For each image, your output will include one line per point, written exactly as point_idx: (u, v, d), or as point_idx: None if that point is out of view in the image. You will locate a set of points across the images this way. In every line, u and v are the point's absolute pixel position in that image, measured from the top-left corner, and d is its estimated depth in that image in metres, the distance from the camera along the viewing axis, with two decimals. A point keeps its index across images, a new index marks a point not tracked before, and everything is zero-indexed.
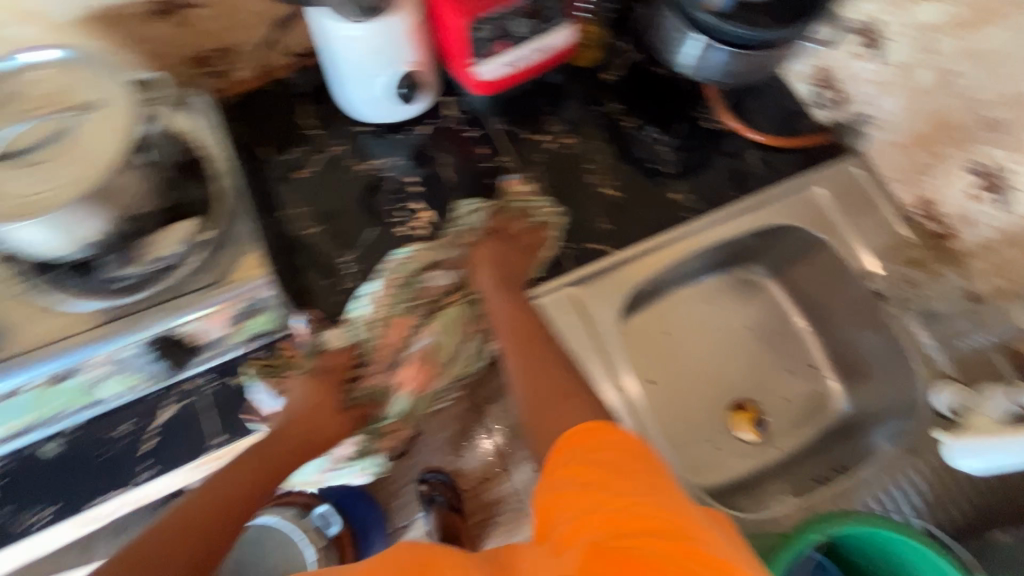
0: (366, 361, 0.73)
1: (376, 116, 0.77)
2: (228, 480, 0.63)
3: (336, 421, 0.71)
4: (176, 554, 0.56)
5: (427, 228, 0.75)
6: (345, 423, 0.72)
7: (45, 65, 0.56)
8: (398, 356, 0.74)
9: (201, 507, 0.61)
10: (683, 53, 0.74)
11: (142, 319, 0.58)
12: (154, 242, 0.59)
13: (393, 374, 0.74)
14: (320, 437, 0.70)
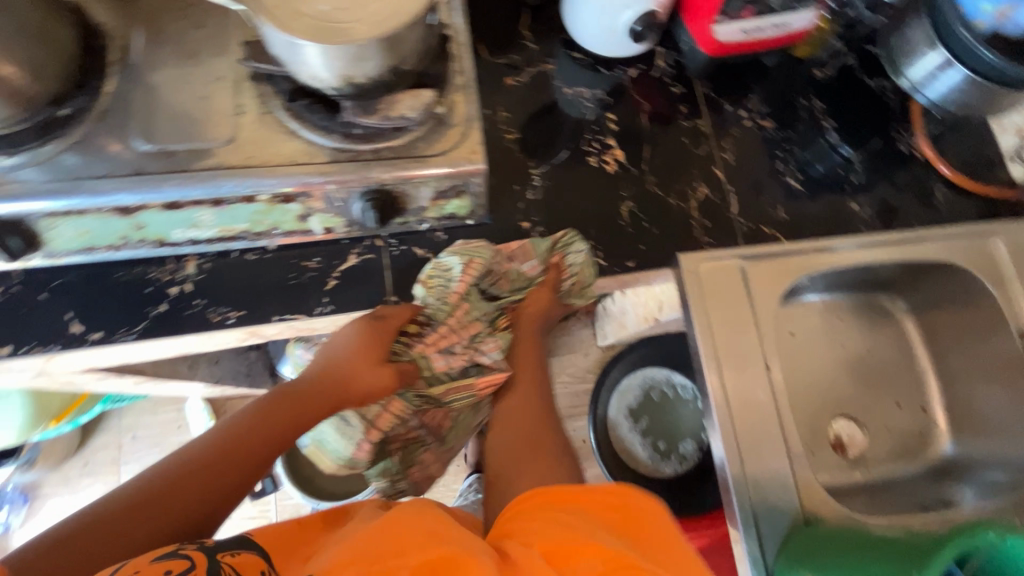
0: (426, 330, 0.71)
1: (597, 47, 0.79)
2: (243, 432, 0.61)
3: (374, 376, 0.68)
4: (194, 486, 0.55)
5: (616, 166, 0.76)
6: (401, 380, 0.70)
7: None
8: (458, 348, 0.73)
9: (207, 450, 0.58)
10: (917, 66, 0.74)
11: (368, 171, 0.62)
12: (396, 102, 0.63)
13: (441, 362, 0.73)
14: (356, 391, 0.68)
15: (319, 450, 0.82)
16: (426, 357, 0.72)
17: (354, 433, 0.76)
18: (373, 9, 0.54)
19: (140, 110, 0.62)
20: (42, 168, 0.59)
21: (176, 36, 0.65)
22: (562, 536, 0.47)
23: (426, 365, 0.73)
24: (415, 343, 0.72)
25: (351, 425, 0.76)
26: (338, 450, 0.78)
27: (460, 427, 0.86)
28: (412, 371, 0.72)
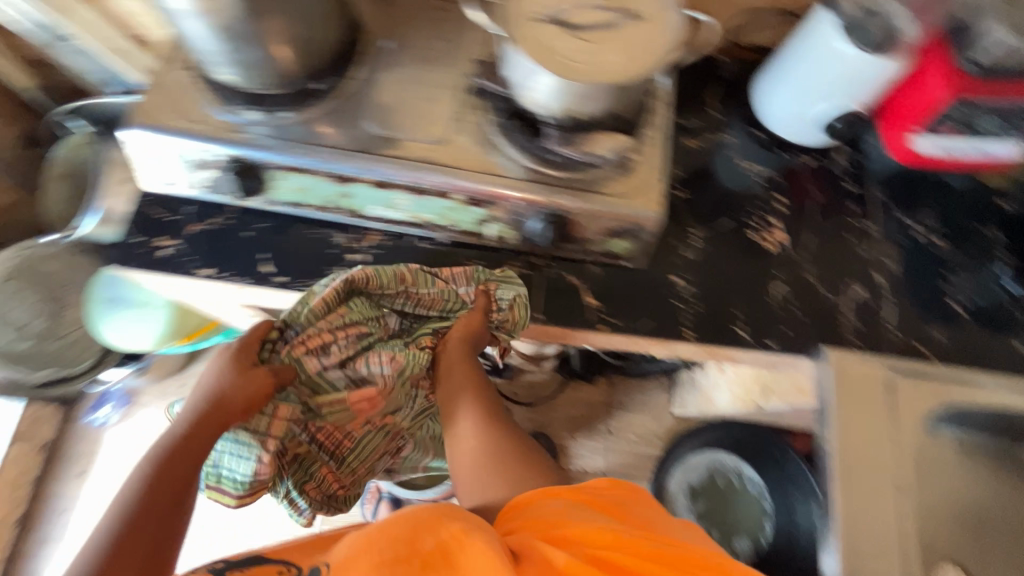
0: (288, 333, 0.70)
1: (784, 130, 0.81)
2: (170, 457, 0.62)
3: (243, 380, 0.65)
4: (135, 549, 0.56)
5: (776, 247, 0.77)
6: (279, 379, 0.68)
7: None
8: (333, 348, 0.69)
9: (148, 480, 0.60)
10: None
11: (553, 196, 0.67)
12: (594, 141, 0.67)
13: (324, 361, 0.69)
14: (236, 402, 0.64)
15: (216, 491, 0.69)
16: (302, 360, 0.69)
17: (252, 454, 0.67)
18: (611, 59, 0.59)
19: (375, 96, 0.70)
20: (277, 125, 0.68)
21: (418, 40, 0.73)
22: (560, 522, 0.58)
23: (304, 367, 0.70)
24: (283, 347, 0.70)
25: (247, 449, 0.67)
26: (236, 474, 0.67)
27: (360, 454, 0.82)
28: (291, 372, 0.69)
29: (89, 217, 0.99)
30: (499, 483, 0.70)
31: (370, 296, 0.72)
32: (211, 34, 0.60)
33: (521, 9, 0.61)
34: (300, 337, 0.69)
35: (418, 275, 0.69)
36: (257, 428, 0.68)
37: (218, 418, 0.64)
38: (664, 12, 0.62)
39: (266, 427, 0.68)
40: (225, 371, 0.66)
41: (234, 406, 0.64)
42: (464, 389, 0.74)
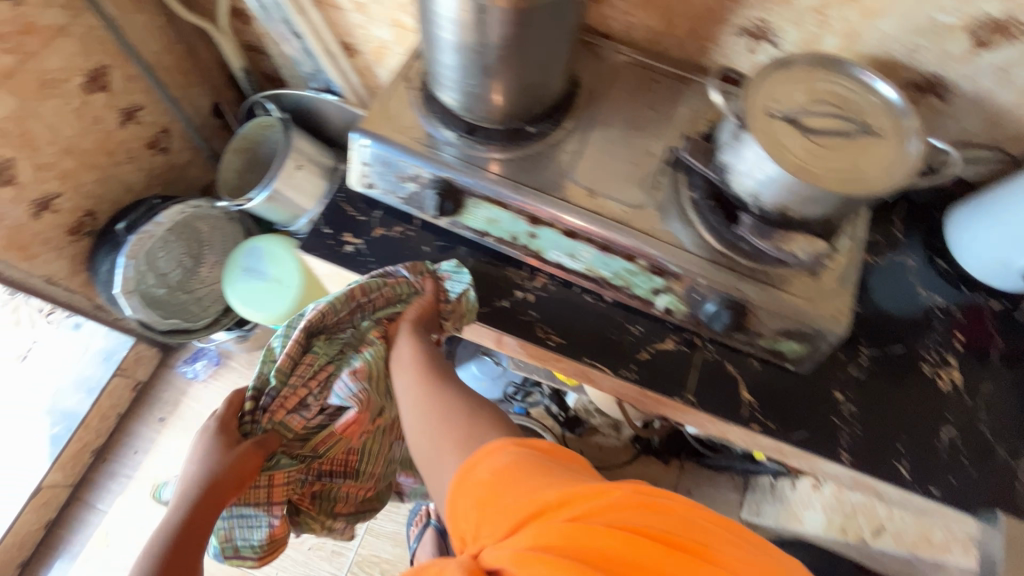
0: (262, 401, 0.69)
1: (974, 266, 0.77)
2: (173, 541, 0.61)
3: (231, 456, 0.65)
4: None
5: (950, 386, 0.72)
6: (267, 447, 0.69)
7: (878, 93, 0.64)
8: (311, 400, 0.70)
9: (153, 566, 0.59)
10: None
11: (738, 284, 0.67)
12: (788, 238, 0.65)
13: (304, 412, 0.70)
14: (227, 481, 0.64)
15: (236, 558, 0.73)
16: (284, 421, 0.70)
17: (262, 522, 0.71)
18: (842, 171, 0.59)
19: (577, 151, 0.73)
20: (475, 154, 0.71)
21: (624, 107, 0.77)
22: (506, 496, 0.48)
23: (286, 427, 0.71)
24: (263, 415, 0.69)
25: (255, 518, 0.71)
26: (252, 540, 0.71)
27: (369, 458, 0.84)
28: (274, 438, 0.70)
29: (263, 192, 1.07)
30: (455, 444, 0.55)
31: (332, 334, 0.71)
32: (460, 68, 0.65)
33: (756, 103, 0.62)
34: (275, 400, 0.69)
35: (366, 284, 0.69)
36: (257, 499, 0.71)
37: (212, 497, 0.63)
38: (901, 137, 0.61)
39: (268, 495, 0.71)
40: (206, 454, 0.65)
41: (230, 482, 0.64)
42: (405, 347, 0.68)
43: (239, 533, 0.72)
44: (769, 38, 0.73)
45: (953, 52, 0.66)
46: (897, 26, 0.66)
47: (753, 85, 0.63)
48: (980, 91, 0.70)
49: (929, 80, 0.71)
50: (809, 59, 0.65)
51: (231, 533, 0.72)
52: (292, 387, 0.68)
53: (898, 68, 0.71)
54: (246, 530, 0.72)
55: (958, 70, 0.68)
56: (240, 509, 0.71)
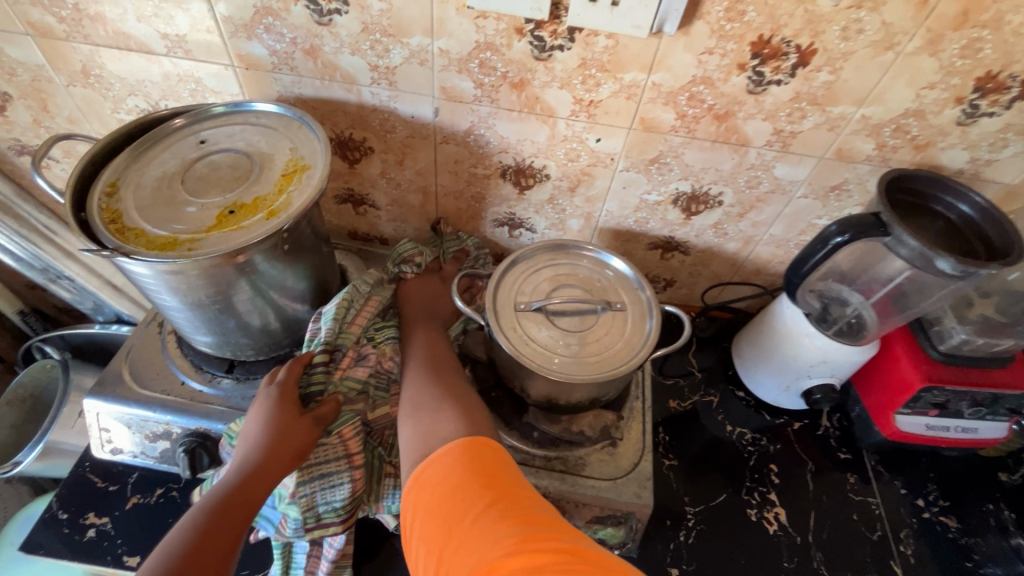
0: (337, 356, 0.61)
1: (768, 395, 0.80)
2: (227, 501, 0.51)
3: (293, 427, 0.55)
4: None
5: (778, 528, 0.71)
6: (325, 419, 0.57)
7: (611, 267, 0.69)
8: (371, 348, 0.63)
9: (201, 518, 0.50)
10: None
11: (536, 479, 0.63)
12: (578, 416, 0.66)
13: (363, 369, 0.61)
14: (288, 448, 0.54)
15: (319, 531, 0.58)
16: (348, 377, 0.61)
17: (343, 480, 0.58)
18: (592, 355, 0.61)
19: None
20: (227, 397, 0.65)
21: None
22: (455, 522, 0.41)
23: (353, 385, 0.61)
24: (335, 368, 0.61)
25: (335, 477, 0.57)
26: (336, 502, 0.58)
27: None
28: (338, 404, 0.59)
29: (33, 451, 0.91)
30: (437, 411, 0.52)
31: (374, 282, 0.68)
32: (191, 321, 0.60)
33: (505, 299, 0.64)
34: (341, 352, 0.61)
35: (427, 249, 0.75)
36: (333, 457, 0.57)
37: (245, 481, 0.52)
38: (641, 307, 0.65)
39: (345, 453, 0.58)
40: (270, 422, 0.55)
41: (272, 467, 0.53)
42: (422, 344, 0.63)
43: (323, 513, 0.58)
44: (523, 225, 0.79)
45: (672, 219, 0.75)
46: (619, 206, 0.74)
47: (498, 283, 0.65)
48: (708, 244, 0.78)
49: (665, 239, 0.78)
50: (548, 246, 0.69)
51: (318, 513, 0.58)
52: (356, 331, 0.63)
53: (637, 234, 0.78)
54: (323, 518, 0.58)
55: (682, 231, 0.76)
56: (318, 471, 0.57)
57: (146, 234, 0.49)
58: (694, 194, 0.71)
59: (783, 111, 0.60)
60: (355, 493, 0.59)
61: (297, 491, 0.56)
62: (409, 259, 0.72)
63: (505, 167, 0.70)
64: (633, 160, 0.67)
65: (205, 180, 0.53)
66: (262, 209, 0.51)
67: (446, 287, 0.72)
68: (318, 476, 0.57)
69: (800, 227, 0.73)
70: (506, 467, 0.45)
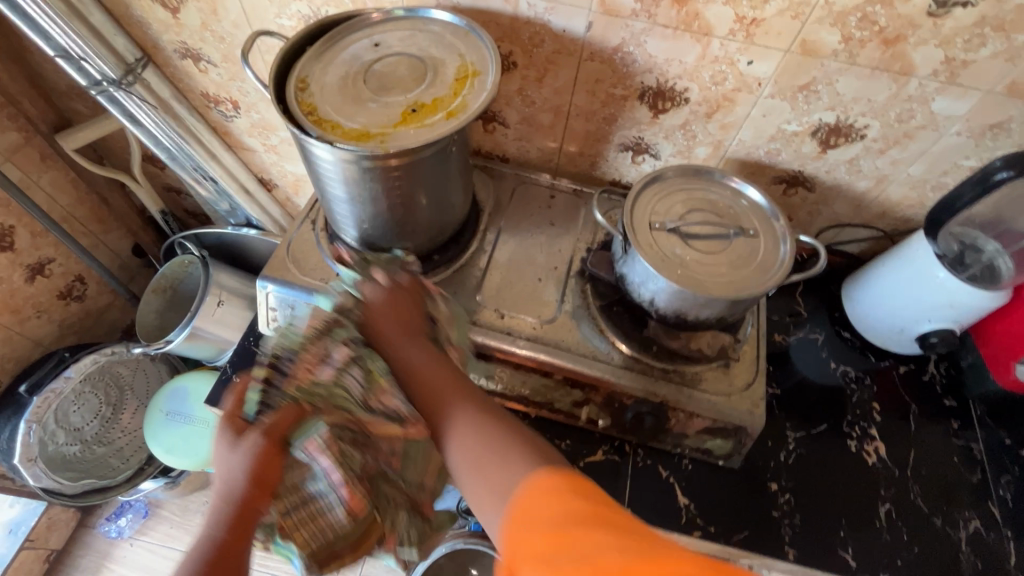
0: (282, 369, 0.53)
1: (876, 337, 0.81)
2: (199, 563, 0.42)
3: (243, 454, 0.46)
4: None
5: (878, 460, 0.73)
6: (283, 429, 0.49)
7: (746, 197, 0.69)
8: (328, 353, 0.55)
9: None
10: None
11: (655, 388, 0.67)
12: (697, 335, 0.69)
13: (327, 372, 0.54)
14: (246, 490, 0.45)
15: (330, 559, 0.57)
16: (309, 387, 0.53)
17: (333, 502, 0.54)
18: (723, 274, 0.63)
19: (485, 270, 0.76)
20: None
21: (522, 223, 0.80)
22: (557, 556, 0.38)
23: (317, 392, 0.53)
24: (282, 383, 0.53)
25: (320, 500, 0.54)
26: (336, 526, 0.55)
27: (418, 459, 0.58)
28: (297, 411, 0.51)
29: (183, 332, 1.03)
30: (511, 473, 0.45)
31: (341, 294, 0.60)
32: (354, 216, 0.66)
33: (640, 218, 0.67)
34: (290, 364, 0.54)
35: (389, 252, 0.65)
36: (309, 482, 0.53)
37: (217, 545, 0.43)
38: (774, 236, 0.66)
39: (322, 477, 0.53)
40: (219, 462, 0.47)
41: (242, 510, 0.45)
42: (426, 368, 0.55)
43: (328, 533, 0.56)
44: (647, 151, 0.80)
45: (806, 152, 0.74)
46: (753, 135, 0.73)
47: (634, 202, 0.67)
48: (836, 181, 0.77)
49: (792, 174, 0.78)
50: (682, 170, 0.70)
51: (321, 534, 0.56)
52: (308, 349, 0.55)
53: (766, 166, 0.78)
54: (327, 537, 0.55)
55: (812, 166, 0.76)
56: (300, 501, 0.53)
57: (340, 126, 0.54)
58: (836, 126, 0.70)
59: (962, 37, 0.57)
60: (356, 513, 0.56)
61: (287, 524, 0.53)
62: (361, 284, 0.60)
63: (645, 88, 0.71)
64: (782, 86, 0.66)
65: (384, 80, 0.57)
66: (441, 109, 0.55)
67: (416, 295, 0.60)
68: (301, 503, 0.53)
69: (943, 168, 0.71)
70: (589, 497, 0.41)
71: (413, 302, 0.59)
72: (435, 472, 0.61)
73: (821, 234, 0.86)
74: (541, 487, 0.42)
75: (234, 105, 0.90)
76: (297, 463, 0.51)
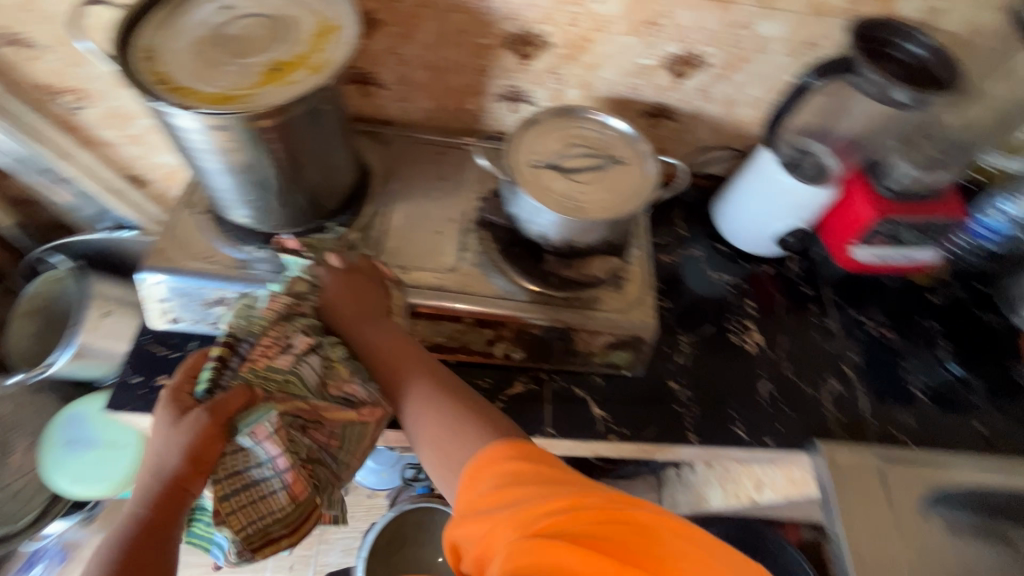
0: (240, 351, 0.58)
1: (744, 243, 0.92)
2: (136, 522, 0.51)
3: (181, 433, 0.52)
4: None
5: (755, 347, 0.85)
6: (228, 410, 0.53)
7: (613, 128, 0.75)
8: (286, 337, 0.59)
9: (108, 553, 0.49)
10: None
11: (559, 315, 0.73)
12: (589, 262, 0.75)
13: (284, 359, 0.58)
14: (181, 467, 0.51)
15: (268, 548, 0.56)
16: (263, 371, 0.57)
17: (274, 486, 0.55)
18: (602, 200, 0.69)
19: (383, 230, 0.77)
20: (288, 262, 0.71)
21: (414, 182, 0.82)
22: (500, 505, 0.50)
23: (272, 376, 0.57)
24: (239, 365, 0.57)
25: (265, 485, 0.55)
26: (275, 512, 0.56)
27: (354, 438, 0.61)
28: (248, 394, 0.55)
29: (65, 353, 0.96)
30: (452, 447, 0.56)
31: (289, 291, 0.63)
32: (236, 189, 0.64)
33: (522, 159, 0.71)
34: (247, 346, 0.58)
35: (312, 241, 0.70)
36: (248, 466, 0.54)
37: (154, 511, 0.51)
38: (642, 161, 0.73)
39: (266, 463, 0.55)
40: (160, 437, 0.53)
41: (175, 483, 0.51)
42: (394, 360, 0.61)
43: (271, 518, 0.56)
44: (524, 99, 0.84)
45: (663, 83, 0.81)
46: (615, 72, 0.79)
47: (514, 145, 0.71)
48: (693, 109, 0.86)
49: (655, 106, 0.85)
50: (555, 111, 0.75)
51: (259, 518, 0.55)
52: (264, 331, 0.59)
53: (631, 101, 0.84)
54: (269, 521, 0.56)
55: (670, 96, 0.83)
56: (240, 484, 0.55)
57: (199, 92, 0.52)
58: (684, 56, 0.77)
59: None
60: (296, 497, 0.56)
61: (224, 506, 0.54)
62: (306, 278, 0.65)
63: (510, 36, 0.74)
64: (631, 23, 0.72)
65: (241, 43, 0.56)
66: (305, 66, 0.55)
67: (370, 284, 0.65)
68: (242, 487, 0.55)
69: (776, 87, 0.81)
70: (537, 457, 0.53)
71: (370, 289, 0.65)
72: (369, 444, 0.62)
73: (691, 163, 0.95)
74: (493, 453, 0.53)
75: (78, 94, 0.82)
76: (241, 445, 0.54)
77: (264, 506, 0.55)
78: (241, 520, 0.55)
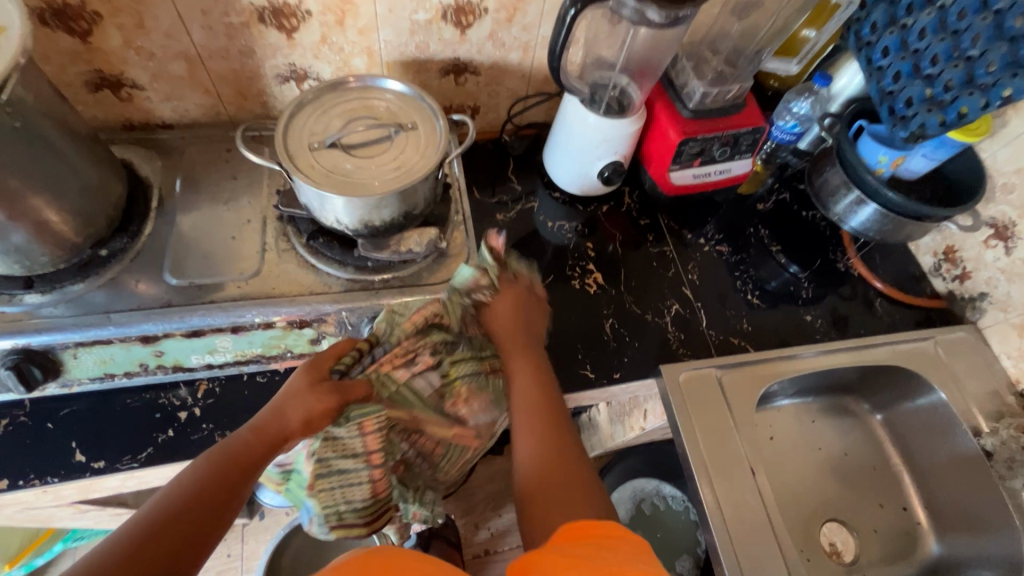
0: (374, 350, 0.63)
1: (574, 187, 0.91)
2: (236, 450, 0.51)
3: (312, 395, 0.55)
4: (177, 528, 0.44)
5: (597, 288, 0.86)
6: (350, 395, 0.58)
7: (391, 91, 0.71)
8: (423, 350, 0.64)
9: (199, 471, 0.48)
10: (851, 214, 0.87)
11: (377, 297, 0.69)
12: (404, 237, 0.71)
13: (406, 372, 0.63)
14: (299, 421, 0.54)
15: (342, 528, 0.63)
16: (389, 376, 0.62)
17: (363, 479, 0.61)
18: (393, 171, 0.65)
19: (172, 248, 0.69)
20: (57, 305, 0.63)
21: (205, 187, 0.75)
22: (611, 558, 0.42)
23: (389, 384, 0.62)
24: (369, 364, 0.62)
25: (354, 475, 0.61)
26: (356, 502, 0.62)
27: (453, 457, 0.70)
28: (365, 390, 0.59)
29: None
30: (536, 404, 0.59)
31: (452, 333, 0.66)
32: None
33: (298, 142, 0.66)
34: (387, 348, 0.63)
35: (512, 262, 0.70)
36: (355, 452, 0.60)
37: (258, 451, 0.52)
38: (430, 121, 0.69)
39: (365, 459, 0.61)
40: (290, 390, 0.56)
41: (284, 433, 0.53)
42: (518, 368, 0.62)
43: (348, 507, 0.62)
44: (309, 76, 0.77)
45: (449, 37, 0.77)
46: (393, 33, 0.74)
47: (286, 128, 0.66)
48: (492, 59, 0.82)
49: (451, 61, 0.81)
50: (330, 85, 0.70)
51: (328, 504, 0.61)
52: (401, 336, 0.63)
53: (424, 61, 0.80)
54: (349, 511, 0.62)
55: (463, 49, 0.80)
56: (338, 468, 0.60)
57: None
58: (458, 6, 0.73)
59: None
60: (376, 493, 0.63)
61: (320, 484, 0.60)
62: (478, 281, 0.66)
63: (259, 9, 0.67)
64: None
65: None
66: None
67: (539, 303, 0.69)
68: (337, 472, 0.60)
69: None
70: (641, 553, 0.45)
71: (538, 306, 0.68)
72: (453, 470, 0.73)
73: (511, 112, 0.93)
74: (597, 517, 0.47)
75: None
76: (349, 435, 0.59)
77: (349, 496, 0.62)
78: (320, 502, 0.61)
